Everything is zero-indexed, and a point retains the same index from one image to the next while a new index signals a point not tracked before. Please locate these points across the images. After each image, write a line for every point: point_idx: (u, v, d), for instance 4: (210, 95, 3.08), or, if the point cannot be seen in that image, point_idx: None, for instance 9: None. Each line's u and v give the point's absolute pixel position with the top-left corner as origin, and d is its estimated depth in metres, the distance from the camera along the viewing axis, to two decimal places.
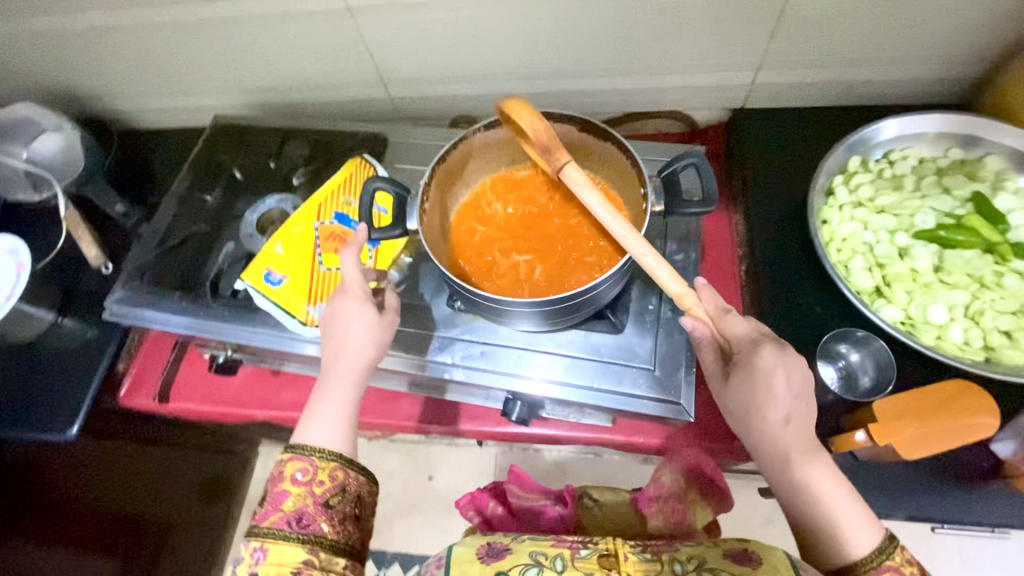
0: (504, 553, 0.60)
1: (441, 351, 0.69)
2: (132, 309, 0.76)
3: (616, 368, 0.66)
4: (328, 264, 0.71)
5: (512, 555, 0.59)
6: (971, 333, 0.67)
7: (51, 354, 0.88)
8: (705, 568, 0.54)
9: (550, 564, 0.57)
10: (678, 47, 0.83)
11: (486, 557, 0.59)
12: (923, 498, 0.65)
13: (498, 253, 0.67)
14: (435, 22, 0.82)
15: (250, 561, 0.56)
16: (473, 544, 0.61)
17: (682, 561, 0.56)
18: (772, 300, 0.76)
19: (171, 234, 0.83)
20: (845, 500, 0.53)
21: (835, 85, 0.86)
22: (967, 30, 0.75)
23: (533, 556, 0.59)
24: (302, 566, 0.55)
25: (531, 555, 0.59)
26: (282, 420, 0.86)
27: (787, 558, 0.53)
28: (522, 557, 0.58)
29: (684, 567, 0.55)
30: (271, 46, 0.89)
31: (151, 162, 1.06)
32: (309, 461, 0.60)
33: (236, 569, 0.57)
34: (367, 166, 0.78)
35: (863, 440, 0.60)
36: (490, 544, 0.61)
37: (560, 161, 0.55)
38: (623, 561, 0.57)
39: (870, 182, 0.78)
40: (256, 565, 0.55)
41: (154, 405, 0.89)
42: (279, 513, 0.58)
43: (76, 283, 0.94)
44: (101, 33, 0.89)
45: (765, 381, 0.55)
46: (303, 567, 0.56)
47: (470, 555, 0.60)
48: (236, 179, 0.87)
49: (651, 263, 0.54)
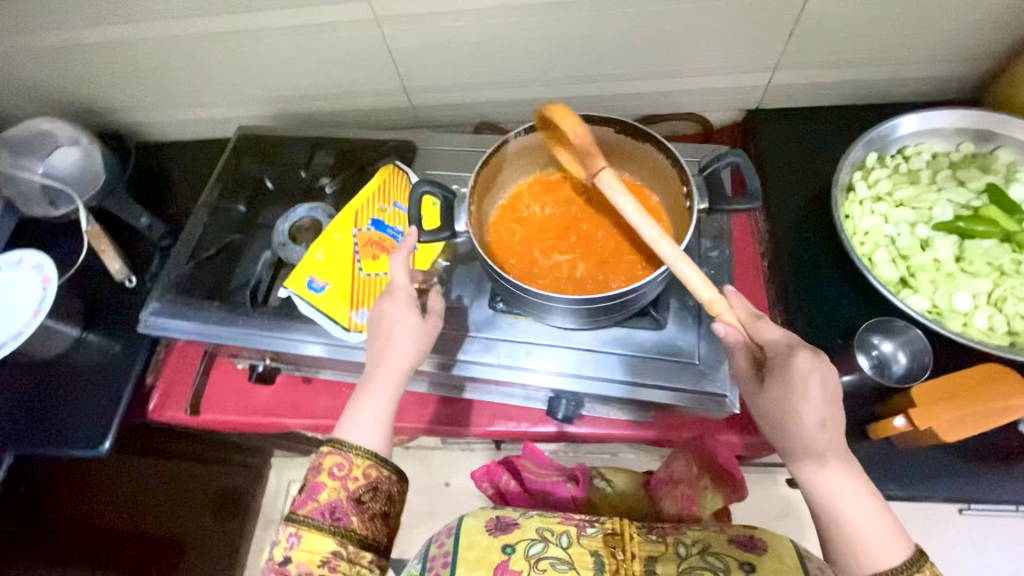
0: (513, 527, 0.64)
1: (485, 352, 0.70)
2: (170, 320, 0.77)
3: (660, 363, 0.67)
4: (369, 271, 0.73)
5: (521, 530, 0.64)
6: (995, 320, 0.70)
7: (77, 370, 0.87)
8: (709, 552, 0.59)
9: (555, 540, 0.62)
10: (697, 51, 0.85)
11: (494, 531, 0.64)
12: (958, 479, 0.67)
13: (539, 254, 0.67)
14: (461, 32, 0.83)
15: (285, 545, 0.59)
16: (483, 517, 0.66)
17: (687, 544, 0.61)
18: (800, 295, 0.78)
19: (203, 246, 0.84)
20: (874, 511, 0.52)
21: (849, 84, 0.89)
22: (978, 29, 0.78)
23: (540, 532, 0.63)
24: (331, 556, 0.58)
25: (538, 531, 0.63)
26: (317, 427, 0.86)
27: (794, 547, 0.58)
28: (528, 532, 0.63)
29: (688, 550, 0.60)
30: (293, 57, 0.89)
31: (168, 175, 1.05)
32: (345, 457, 0.61)
33: (272, 549, 0.60)
34: (401, 174, 0.80)
35: (902, 426, 0.63)
36: (500, 518, 0.66)
37: (595, 167, 0.53)
38: (630, 539, 0.61)
39: (888, 177, 0.81)
40: (290, 549, 0.58)
41: (186, 418, 0.88)
42: (314, 503, 0.59)
43: (99, 297, 0.93)
44: (121, 48, 0.88)
45: (802, 386, 0.53)
46: (332, 557, 0.58)
47: (481, 527, 0.65)
48: (268, 189, 0.89)
49: (683, 269, 0.51)
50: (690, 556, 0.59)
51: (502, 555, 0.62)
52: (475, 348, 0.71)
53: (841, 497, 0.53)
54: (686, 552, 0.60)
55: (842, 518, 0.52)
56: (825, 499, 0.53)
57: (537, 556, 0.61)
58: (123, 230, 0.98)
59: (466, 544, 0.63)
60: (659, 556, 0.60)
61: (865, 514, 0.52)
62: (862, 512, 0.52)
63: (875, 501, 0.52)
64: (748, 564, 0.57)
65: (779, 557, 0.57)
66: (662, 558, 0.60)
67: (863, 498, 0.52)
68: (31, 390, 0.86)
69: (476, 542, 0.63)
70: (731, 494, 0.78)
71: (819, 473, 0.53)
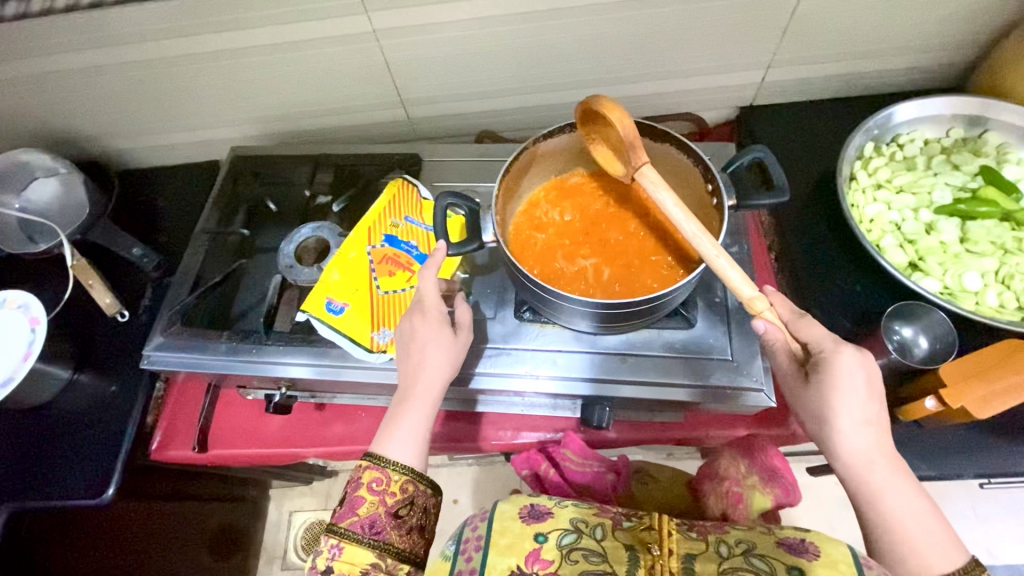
0: (546, 516, 0.64)
1: (515, 363, 0.69)
2: (175, 353, 0.73)
3: (694, 362, 0.67)
4: (386, 288, 0.71)
5: (554, 519, 0.63)
6: (1005, 297, 0.72)
7: (72, 413, 0.82)
8: (754, 554, 0.57)
9: (589, 531, 0.62)
10: (693, 53, 0.86)
11: (527, 518, 0.64)
12: (983, 452, 0.70)
13: (564, 259, 0.66)
14: (461, 41, 0.81)
15: (327, 555, 0.57)
16: (518, 504, 0.66)
17: (729, 544, 0.59)
18: (813, 284, 0.80)
19: (205, 276, 0.80)
20: (924, 512, 0.52)
21: (840, 77, 0.92)
22: (963, 19, 0.82)
23: (573, 523, 0.63)
24: (370, 568, 0.56)
25: (571, 521, 0.63)
26: (334, 455, 0.83)
27: (852, 553, 0.55)
28: (562, 522, 0.63)
29: (730, 550, 0.58)
30: (286, 74, 0.86)
31: (156, 202, 1.01)
32: (384, 472, 0.59)
33: (311, 560, 0.58)
34: (410, 187, 0.79)
35: (933, 407, 0.66)
36: (533, 506, 0.66)
37: (640, 159, 0.54)
38: (668, 536, 0.60)
39: (886, 165, 0.83)
40: (332, 560, 0.56)
41: (192, 456, 0.83)
42: (354, 517, 0.58)
43: (91, 335, 0.88)
44: (102, 72, 0.84)
45: (849, 383, 0.52)
46: (371, 569, 0.57)
47: (515, 512, 0.65)
48: (270, 211, 0.86)
49: (724, 265, 0.51)
50: (733, 556, 0.58)
51: (534, 543, 0.61)
52: (504, 360, 0.69)
53: (891, 498, 0.51)
54: (728, 552, 0.58)
55: (889, 519, 0.51)
56: (873, 499, 0.52)
57: (570, 546, 0.60)
58: (111, 262, 0.94)
59: (498, 529, 0.63)
60: (698, 555, 0.58)
61: (914, 516, 0.51)
62: (910, 514, 0.51)
63: (923, 501, 0.52)
64: (796, 567, 0.55)
65: (833, 564, 0.54)
66: (701, 556, 0.58)
67: (912, 497, 0.52)
68: (23, 439, 0.80)
69: (508, 528, 0.63)
70: (782, 498, 0.77)
71: (866, 471, 0.52)
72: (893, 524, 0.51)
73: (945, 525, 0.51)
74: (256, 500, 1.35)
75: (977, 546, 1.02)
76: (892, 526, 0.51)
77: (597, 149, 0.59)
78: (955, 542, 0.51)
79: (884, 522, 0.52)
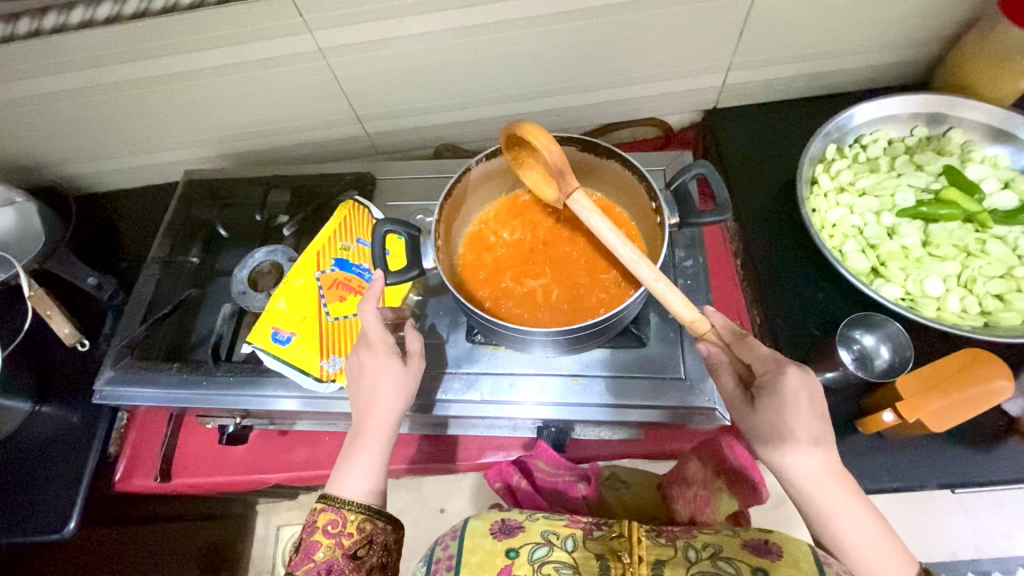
0: (517, 530, 0.57)
1: (467, 389, 0.68)
2: (125, 387, 0.72)
3: (647, 380, 0.66)
4: (336, 315, 0.71)
5: (526, 533, 0.57)
6: (968, 301, 0.71)
7: (31, 449, 0.80)
8: (720, 556, 0.52)
9: (561, 543, 0.56)
10: (652, 60, 0.84)
11: (499, 534, 0.57)
12: (949, 460, 0.69)
13: (512, 281, 0.66)
14: (411, 56, 0.79)
15: None
16: (489, 518, 0.59)
17: (698, 548, 0.53)
18: (774, 292, 0.78)
19: (159, 305, 0.79)
20: (874, 527, 0.52)
21: (801, 79, 0.90)
22: (922, 17, 0.80)
23: (545, 535, 0.56)
24: None
25: (542, 533, 0.57)
26: (297, 480, 0.83)
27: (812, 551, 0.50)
28: (533, 535, 0.56)
29: (698, 554, 0.53)
30: (236, 94, 0.84)
31: (119, 227, 1.01)
32: (339, 513, 0.58)
33: None
34: (361, 207, 0.78)
35: (891, 420, 0.65)
36: (505, 520, 0.59)
37: (570, 185, 0.54)
38: (639, 543, 0.53)
39: (848, 168, 0.82)
40: None
41: (157, 485, 0.82)
42: (310, 563, 0.56)
43: (52, 366, 0.87)
44: (48, 100, 0.82)
45: (794, 405, 0.51)
46: None
47: (485, 529, 0.58)
48: (222, 236, 0.84)
49: (663, 290, 0.50)
50: (700, 560, 0.52)
51: (505, 559, 0.55)
52: (457, 385, 0.68)
53: (844, 519, 0.52)
54: (696, 556, 0.52)
55: (841, 537, 0.52)
56: (827, 521, 0.52)
57: (542, 561, 0.54)
58: (73, 292, 0.93)
59: (468, 547, 0.56)
60: (667, 560, 0.52)
61: (865, 534, 0.52)
62: (862, 532, 0.52)
63: (873, 518, 0.52)
64: (761, 569, 0.50)
65: (795, 564, 0.50)
66: (670, 561, 0.52)
67: (864, 514, 0.52)
68: None
69: (480, 545, 0.56)
70: (750, 495, 0.74)
71: (818, 493, 0.52)
72: (846, 543, 0.52)
73: (893, 537, 0.52)
74: (243, 519, 1.32)
75: (961, 541, 0.89)
76: (845, 545, 0.52)
77: (527, 173, 0.58)
78: (905, 556, 0.52)
79: (838, 541, 0.52)
